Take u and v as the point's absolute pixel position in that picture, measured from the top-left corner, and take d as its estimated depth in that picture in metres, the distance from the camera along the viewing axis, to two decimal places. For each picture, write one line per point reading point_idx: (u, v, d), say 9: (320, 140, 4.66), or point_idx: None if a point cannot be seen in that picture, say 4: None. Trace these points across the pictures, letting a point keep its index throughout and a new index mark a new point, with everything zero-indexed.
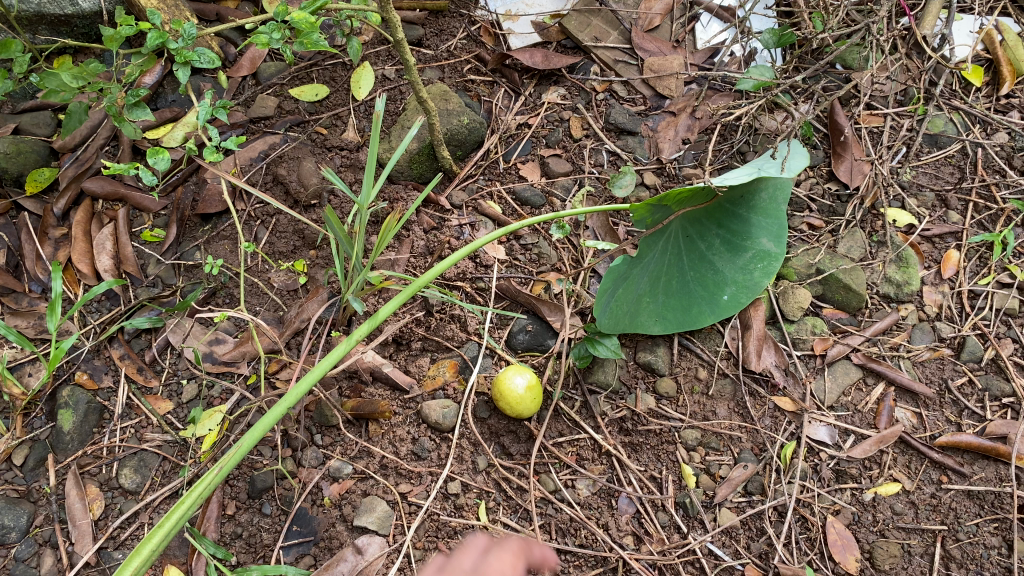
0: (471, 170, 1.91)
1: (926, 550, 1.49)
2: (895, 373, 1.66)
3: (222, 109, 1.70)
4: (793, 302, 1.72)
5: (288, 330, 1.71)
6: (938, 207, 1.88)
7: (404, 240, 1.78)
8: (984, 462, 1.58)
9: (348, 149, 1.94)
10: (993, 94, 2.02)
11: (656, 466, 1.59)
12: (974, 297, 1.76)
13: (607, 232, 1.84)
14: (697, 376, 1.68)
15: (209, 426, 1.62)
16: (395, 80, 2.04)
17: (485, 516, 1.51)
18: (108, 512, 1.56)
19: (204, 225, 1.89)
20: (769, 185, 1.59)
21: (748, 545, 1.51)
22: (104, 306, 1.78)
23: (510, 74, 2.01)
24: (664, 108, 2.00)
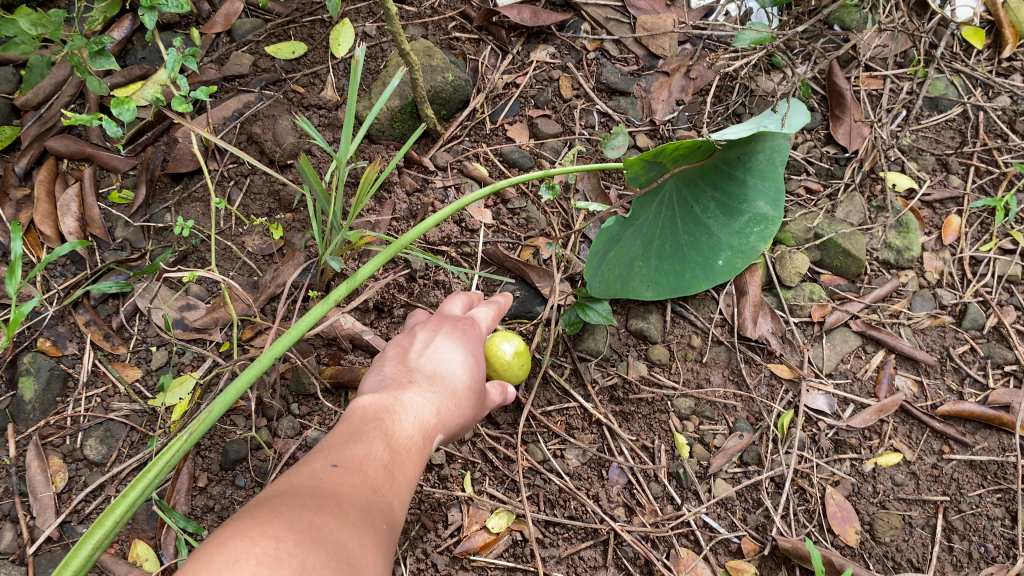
0: (456, 130, 1.83)
1: (926, 522, 1.44)
2: (896, 341, 1.61)
3: (189, 57, 1.64)
4: (790, 268, 1.65)
5: (262, 295, 1.64)
6: (938, 171, 1.82)
7: (385, 202, 1.70)
8: (986, 431, 1.52)
9: (326, 108, 1.87)
10: (995, 57, 1.95)
11: (648, 435, 1.52)
12: (976, 264, 1.71)
13: (598, 195, 1.76)
14: (690, 344, 1.61)
15: (180, 395, 1.54)
16: (377, 37, 1.95)
17: (471, 487, 1.44)
18: (72, 485, 1.47)
19: (175, 185, 1.80)
20: (767, 144, 1.47)
21: (744, 517, 1.45)
22: (69, 271, 1.66)
23: (497, 32, 1.92)
24: (657, 68, 1.92)
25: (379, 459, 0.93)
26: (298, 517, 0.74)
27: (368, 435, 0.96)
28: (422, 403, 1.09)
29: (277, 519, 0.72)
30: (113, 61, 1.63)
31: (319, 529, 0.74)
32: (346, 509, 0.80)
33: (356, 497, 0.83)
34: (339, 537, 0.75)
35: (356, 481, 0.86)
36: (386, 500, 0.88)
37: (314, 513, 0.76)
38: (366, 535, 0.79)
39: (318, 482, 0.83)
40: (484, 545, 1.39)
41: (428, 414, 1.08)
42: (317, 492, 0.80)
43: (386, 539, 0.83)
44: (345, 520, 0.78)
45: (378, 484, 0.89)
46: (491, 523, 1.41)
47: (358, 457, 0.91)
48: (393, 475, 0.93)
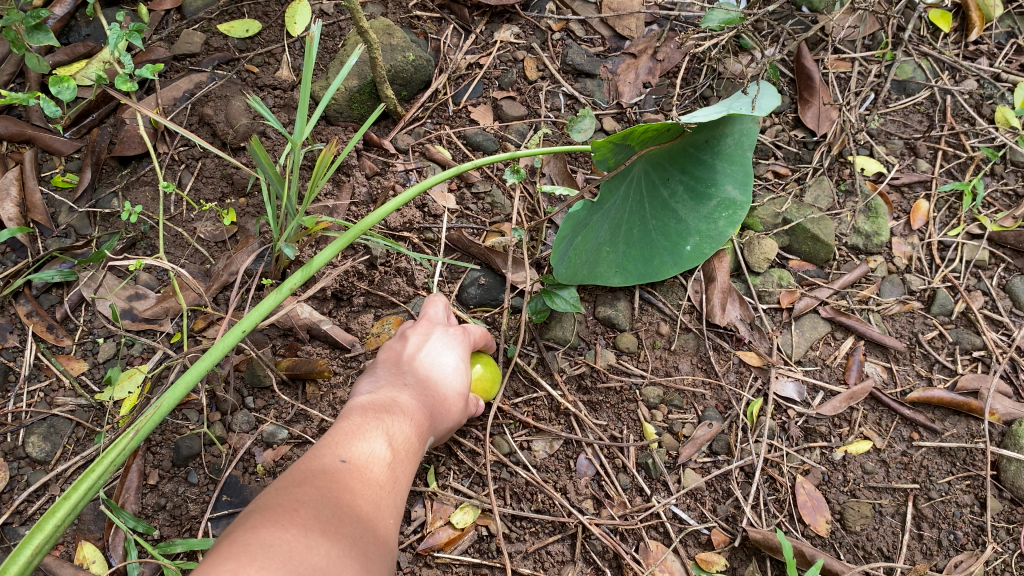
0: (417, 112, 1.77)
1: (897, 510, 1.43)
2: (865, 327, 1.59)
3: (134, 33, 1.53)
4: (759, 254, 1.62)
5: (215, 284, 1.56)
6: (906, 155, 1.80)
7: (344, 185, 1.65)
8: (955, 418, 1.51)
9: (281, 88, 1.79)
10: (962, 40, 1.93)
11: (616, 425, 1.49)
12: (944, 249, 1.70)
13: (565, 179, 1.71)
14: (659, 331, 1.58)
15: (129, 389, 1.46)
16: (334, 15, 1.87)
17: (434, 481, 1.40)
18: (14, 485, 1.40)
19: (123, 169, 1.71)
20: (736, 127, 1.44)
21: (714, 507, 1.42)
22: (8, 258, 1.58)
23: (459, 10, 1.87)
24: (624, 49, 1.88)
25: (382, 453, 1.01)
26: (319, 511, 0.81)
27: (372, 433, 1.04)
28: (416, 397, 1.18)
29: (301, 512, 0.80)
30: (52, 36, 1.53)
31: (340, 524, 0.81)
32: (358, 506, 0.88)
33: (364, 494, 0.91)
34: (353, 530, 0.82)
35: (363, 480, 0.94)
36: (389, 497, 0.96)
37: (332, 508, 0.83)
38: (374, 530, 0.87)
39: (333, 480, 0.90)
40: (448, 541, 1.35)
41: (421, 412, 1.16)
42: (331, 490, 0.88)
43: (387, 534, 0.91)
44: (359, 517, 0.86)
45: (382, 483, 0.97)
46: (455, 518, 1.37)
47: (365, 456, 0.99)
48: (391, 471, 1.01)
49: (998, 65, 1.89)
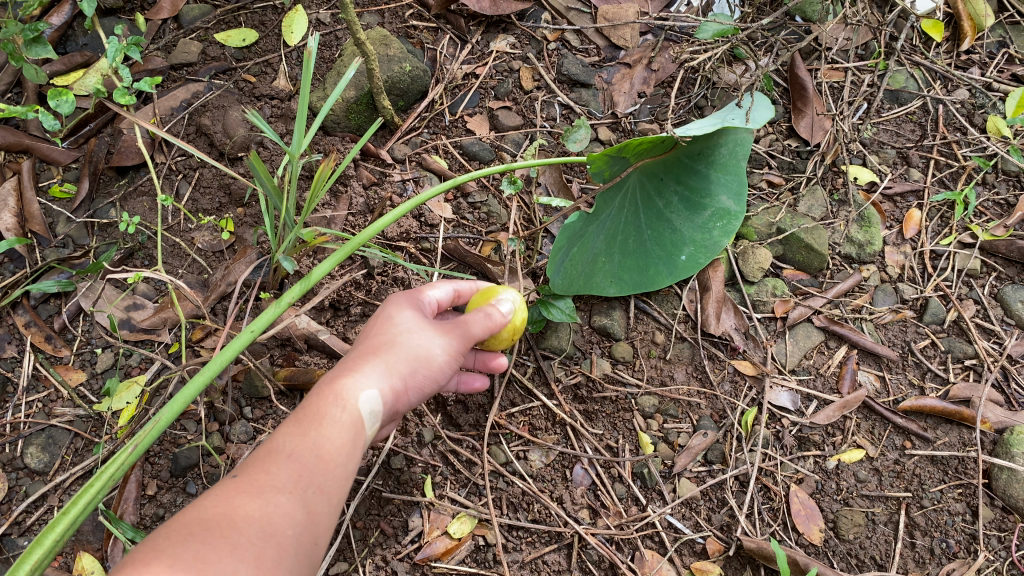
0: (413, 122, 1.78)
1: (889, 518, 1.44)
2: (858, 336, 1.60)
3: (133, 47, 1.54)
4: (753, 263, 1.64)
5: (213, 295, 1.57)
6: (899, 164, 1.82)
7: (341, 196, 1.65)
8: (947, 426, 1.53)
9: (278, 98, 1.79)
10: (954, 49, 1.95)
11: (612, 434, 1.50)
12: (936, 258, 1.71)
13: (560, 189, 1.72)
14: (654, 340, 1.59)
15: (126, 400, 1.47)
16: (331, 24, 1.88)
17: (432, 491, 1.42)
18: (12, 495, 1.41)
19: (120, 179, 1.72)
20: (730, 137, 1.46)
21: (709, 517, 1.43)
22: (6, 269, 1.59)
23: (455, 20, 1.88)
24: (619, 59, 1.89)
25: (328, 419, 0.97)
26: (206, 528, 0.81)
27: (317, 398, 0.99)
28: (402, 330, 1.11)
29: (194, 531, 0.80)
30: (49, 49, 1.54)
31: (216, 544, 0.79)
32: (253, 511, 0.84)
33: (268, 488, 0.88)
34: (237, 547, 0.80)
35: (278, 467, 0.90)
36: (318, 472, 0.92)
37: (210, 527, 0.81)
38: (275, 532, 0.84)
39: (228, 488, 0.87)
40: (445, 551, 1.37)
41: (412, 340, 1.09)
42: (219, 504, 0.84)
43: (310, 522, 0.89)
44: (248, 525, 0.83)
45: (309, 458, 0.92)
46: (452, 528, 1.38)
47: (291, 435, 0.94)
48: (342, 433, 0.97)
49: (989, 75, 1.91)
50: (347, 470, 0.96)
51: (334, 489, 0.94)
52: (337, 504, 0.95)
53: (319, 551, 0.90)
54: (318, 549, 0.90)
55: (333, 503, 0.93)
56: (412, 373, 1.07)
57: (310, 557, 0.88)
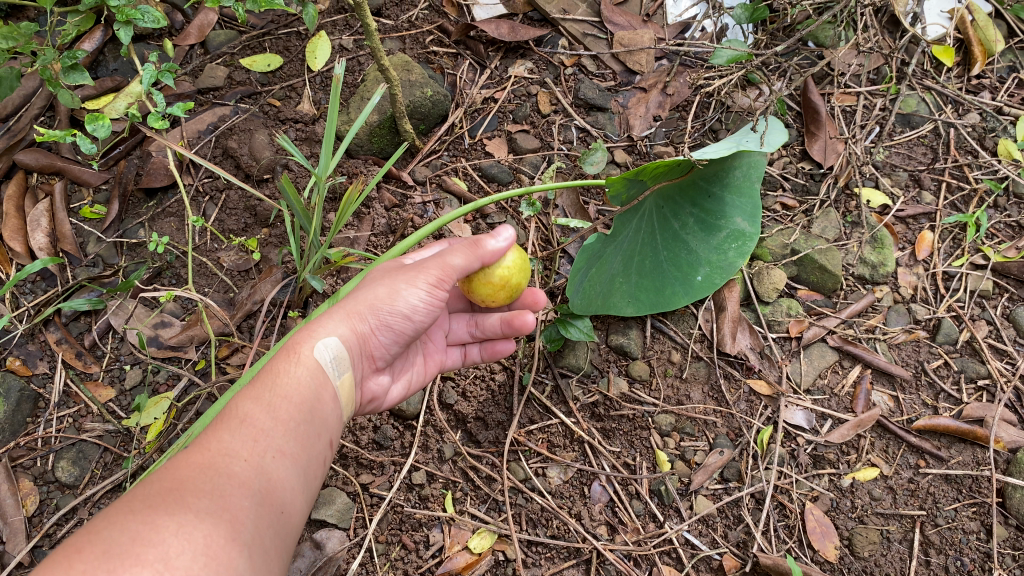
0: (434, 145, 1.83)
1: (904, 536, 1.46)
2: (872, 356, 1.62)
3: (166, 74, 1.61)
4: (768, 283, 1.66)
5: (239, 313, 1.61)
6: (911, 187, 1.85)
7: (364, 218, 1.71)
8: (961, 445, 1.55)
9: (303, 122, 1.83)
10: (964, 74, 1.99)
11: (629, 452, 1.53)
12: (949, 279, 1.74)
13: (577, 211, 1.76)
14: (670, 359, 1.62)
15: (155, 416, 1.49)
16: (354, 50, 1.92)
17: (452, 507, 1.45)
18: (43, 508, 1.43)
19: (149, 200, 1.75)
20: (743, 161, 1.49)
21: (725, 533, 1.46)
22: (38, 287, 1.63)
23: (475, 46, 1.94)
24: (634, 84, 1.93)
25: (285, 382, 1.06)
26: (165, 486, 0.85)
27: (276, 364, 1.09)
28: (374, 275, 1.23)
29: (152, 492, 0.85)
30: (87, 75, 1.60)
31: (167, 511, 0.81)
32: (206, 479, 0.88)
33: (222, 455, 0.92)
34: (193, 502, 0.84)
35: (233, 435, 0.96)
36: (272, 436, 0.98)
37: (160, 497, 0.83)
38: (230, 493, 0.87)
39: (179, 461, 0.91)
40: (466, 565, 1.39)
41: (381, 280, 1.21)
42: (170, 476, 0.88)
43: (268, 483, 0.93)
44: (202, 492, 0.86)
45: (261, 424, 0.99)
46: (472, 543, 1.41)
47: (243, 402, 1.02)
48: (296, 395, 1.05)
49: (999, 100, 1.94)
50: (303, 432, 1.03)
51: (292, 450, 1.00)
52: (296, 470, 1.00)
53: (283, 514, 0.94)
54: (283, 514, 0.94)
55: (292, 465, 0.99)
56: (380, 309, 1.17)
57: (273, 521, 0.91)
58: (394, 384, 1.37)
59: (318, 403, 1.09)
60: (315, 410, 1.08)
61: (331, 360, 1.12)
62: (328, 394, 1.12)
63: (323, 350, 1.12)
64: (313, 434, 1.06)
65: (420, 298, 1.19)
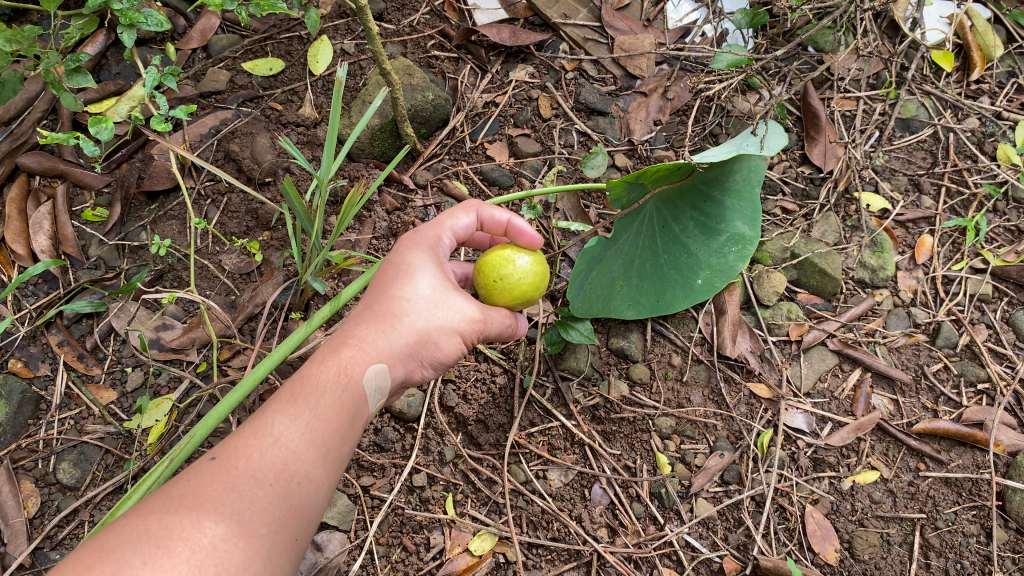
0: (435, 149, 1.84)
1: (904, 539, 1.46)
2: (871, 359, 1.63)
3: (169, 77, 1.62)
4: (768, 287, 1.67)
5: (240, 315, 1.61)
6: (911, 191, 1.85)
7: (365, 221, 1.71)
8: (961, 449, 1.55)
9: (304, 125, 1.84)
10: (964, 79, 1.99)
11: (630, 455, 1.53)
12: (948, 283, 1.74)
13: (577, 215, 1.77)
14: (671, 362, 1.62)
15: (157, 417, 1.51)
16: (355, 54, 1.93)
17: (453, 509, 1.45)
18: (45, 510, 1.43)
19: (151, 203, 1.76)
20: (743, 164, 1.48)
21: (725, 536, 1.46)
22: (40, 290, 1.64)
23: (476, 51, 1.94)
24: (635, 88, 1.94)
25: (328, 403, 1.03)
26: (185, 501, 0.86)
27: (321, 378, 1.05)
28: (429, 295, 1.18)
29: (170, 504, 0.86)
30: (90, 78, 1.60)
31: (181, 536, 0.81)
32: (227, 502, 0.87)
33: (249, 477, 0.91)
34: (209, 524, 0.84)
35: (265, 455, 0.94)
36: (304, 461, 0.96)
37: (177, 518, 0.83)
38: (247, 523, 0.87)
39: (203, 475, 0.90)
40: (467, 567, 1.39)
41: (438, 307, 1.17)
42: (190, 492, 0.88)
43: (291, 512, 0.92)
44: (220, 515, 0.86)
45: (296, 448, 0.96)
46: (473, 546, 1.41)
47: (282, 416, 0.99)
48: (336, 420, 1.03)
49: (999, 104, 1.95)
50: (336, 456, 1.01)
51: (319, 477, 0.98)
52: (320, 496, 0.98)
53: (299, 541, 0.93)
54: (299, 543, 0.93)
55: (317, 492, 0.97)
56: (434, 345, 1.16)
57: (289, 549, 0.91)
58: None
59: (353, 428, 1.07)
60: (350, 434, 1.05)
61: (378, 390, 1.10)
62: (363, 417, 1.09)
63: (374, 377, 1.09)
64: (343, 458, 1.04)
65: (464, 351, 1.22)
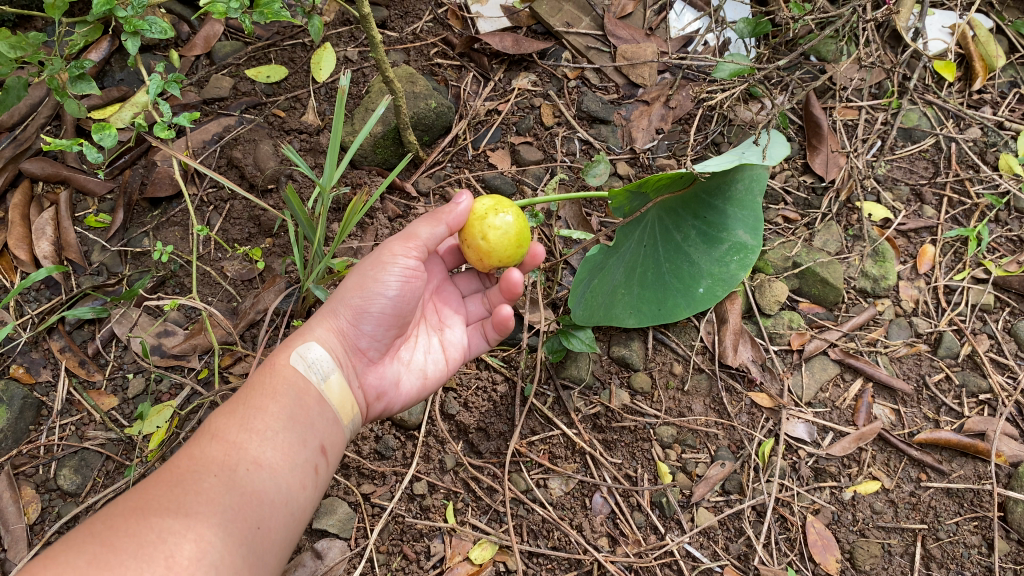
0: (438, 156, 1.84)
1: (906, 550, 1.46)
2: (873, 369, 1.63)
3: (172, 83, 1.62)
4: (770, 296, 1.67)
5: (242, 322, 1.61)
6: (913, 201, 1.85)
7: (368, 228, 1.72)
8: (962, 459, 1.55)
9: (307, 132, 1.84)
10: (966, 89, 2.00)
11: (630, 464, 1.53)
12: (950, 293, 1.74)
13: (579, 223, 1.77)
14: (672, 371, 1.63)
15: (157, 423, 1.49)
16: (358, 61, 1.94)
17: (453, 517, 1.45)
18: (45, 516, 1.43)
19: (153, 210, 1.76)
20: (745, 174, 1.48)
21: (726, 546, 1.46)
22: (42, 295, 1.64)
23: (479, 59, 1.96)
24: (637, 96, 1.94)
25: (262, 394, 1.10)
26: (130, 503, 0.89)
27: (254, 383, 1.13)
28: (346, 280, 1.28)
29: (116, 509, 0.89)
30: (94, 84, 1.60)
31: (127, 534, 0.84)
32: (173, 498, 0.90)
33: (193, 471, 0.95)
34: (154, 521, 0.86)
35: (206, 450, 0.99)
36: (247, 447, 1.01)
37: (124, 519, 0.86)
38: (196, 512, 0.89)
39: (153, 480, 0.94)
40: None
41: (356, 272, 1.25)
42: (137, 495, 0.91)
43: (244, 496, 0.95)
44: (167, 511, 0.88)
45: (234, 437, 1.01)
46: (473, 554, 1.41)
47: (221, 417, 1.06)
48: (273, 405, 1.08)
49: (1001, 115, 1.95)
50: (284, 439, 1.05)
51: (271, 461, 1.01)
52: (278, 480, 1.01)
53: (262, 526, 0.95)
54: (261, 529, 0.95)
55: (271, 474, 1.00)
56: (347, 296, 1.21)
57: (248, 533, 0.93)
58: (411, 379, 1.34)
59: (301, 409, 1.11)
60: (297, 415, 1.10)
61: (312, 362, 1.16)
62: (313, 401, 1.14)
63: (301, 357, 1.16)
64: (295, 442, 1.07)
65: (397, 278, 1.20)
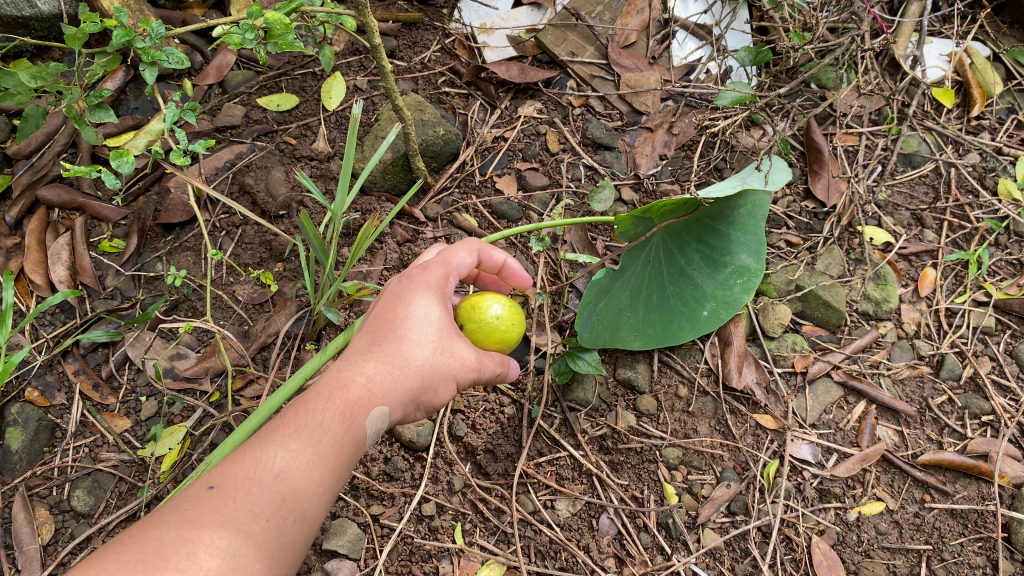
0: (446, 182, 1.88)
1: (911, 570, 1.47)
2: (876, 391, 1.65)
3: (189, 112, 1.66)
4: (773, 319, 1.69)
5: (254, 344, 1.64)
6: (913, 225, 1.88)
7: (377, 253, 1.75)
8: (966, 480, 1.56)
9: (318, 159, 1.87)
10: (964, 115, 2.04)
11: (637, 485, 1.55)
12: (951, 316, 1.76)
13: (585, 247, 1.81)
14: (677, 393, 1.65)
15: (168, 445, 1.53)
16: (368, 90, 1.99)
17: (462, 538, 1.47)
18: (58, 537, 1.45)
19: (166, 235, 1.80)
20: (748, 200, 1.50)
21: (732, 566, 1.47)
22: (58, 319, 1.67)
23: (485, 87, 2.00)
24: (641, 123, 1.98)
25: (328, 438, 1.03)
26: (181, 527, 0.85)
27: (325, 414, 1.05)
28: (433, 344, 1.20)
29: (164, 528, 0.84)
30: (112, 113, 1.64)
31: (177, 567, 0.80)
32: (223, 535, 0.86)
33: (249, 511, 0.90)
34: (203, 560, 0.82)
35: (266, 490, 0.93)
36: (303, 500, 0.96)
37: (172, 546, 0.82)
38: (244, 556, 0.86)
39: (202, 500, 0.89)
40: None
41: (440, 358, 1.20)
42: (188, 516, 0.86)
43: (283, 548, 0.92)
44: (216, 549, 0.84)
45: (296, 484, 0.96)
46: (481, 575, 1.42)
47: (285, 451, 0.98)
48: (337, 459, 1.02)
49: (999, 140, 1.98)
50: (328, 498, 1.01)
51: (311, 517, 0.98)
52: (309, 533, 0.98)
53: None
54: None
55: (307, 531, 0.97)
56: (423, 397, 1.20)
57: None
58: None
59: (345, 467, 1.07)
60: (342, 474, 1.05)
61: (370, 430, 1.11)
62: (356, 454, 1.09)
63: (370, 419, 1.10)
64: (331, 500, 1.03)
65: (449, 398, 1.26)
